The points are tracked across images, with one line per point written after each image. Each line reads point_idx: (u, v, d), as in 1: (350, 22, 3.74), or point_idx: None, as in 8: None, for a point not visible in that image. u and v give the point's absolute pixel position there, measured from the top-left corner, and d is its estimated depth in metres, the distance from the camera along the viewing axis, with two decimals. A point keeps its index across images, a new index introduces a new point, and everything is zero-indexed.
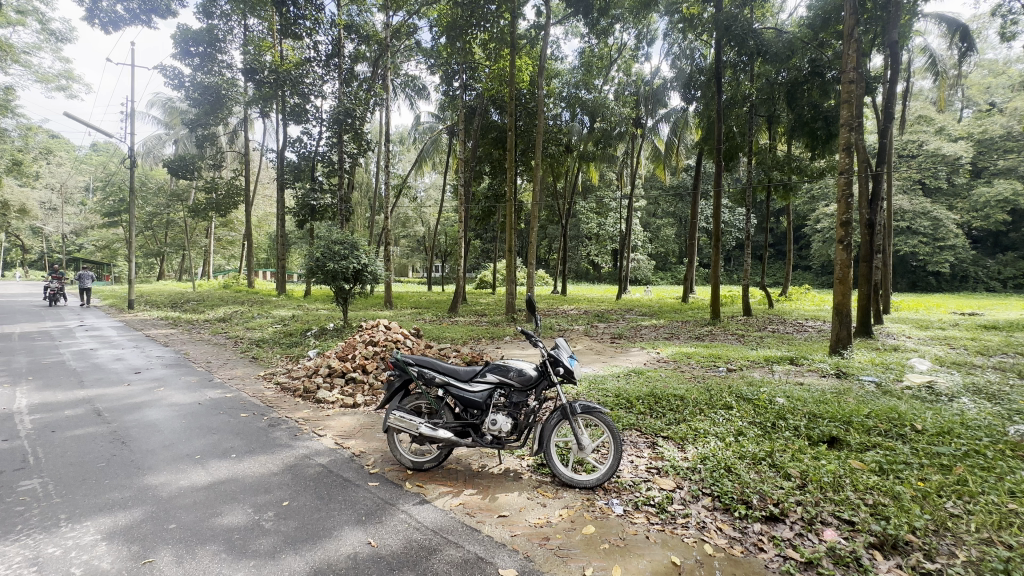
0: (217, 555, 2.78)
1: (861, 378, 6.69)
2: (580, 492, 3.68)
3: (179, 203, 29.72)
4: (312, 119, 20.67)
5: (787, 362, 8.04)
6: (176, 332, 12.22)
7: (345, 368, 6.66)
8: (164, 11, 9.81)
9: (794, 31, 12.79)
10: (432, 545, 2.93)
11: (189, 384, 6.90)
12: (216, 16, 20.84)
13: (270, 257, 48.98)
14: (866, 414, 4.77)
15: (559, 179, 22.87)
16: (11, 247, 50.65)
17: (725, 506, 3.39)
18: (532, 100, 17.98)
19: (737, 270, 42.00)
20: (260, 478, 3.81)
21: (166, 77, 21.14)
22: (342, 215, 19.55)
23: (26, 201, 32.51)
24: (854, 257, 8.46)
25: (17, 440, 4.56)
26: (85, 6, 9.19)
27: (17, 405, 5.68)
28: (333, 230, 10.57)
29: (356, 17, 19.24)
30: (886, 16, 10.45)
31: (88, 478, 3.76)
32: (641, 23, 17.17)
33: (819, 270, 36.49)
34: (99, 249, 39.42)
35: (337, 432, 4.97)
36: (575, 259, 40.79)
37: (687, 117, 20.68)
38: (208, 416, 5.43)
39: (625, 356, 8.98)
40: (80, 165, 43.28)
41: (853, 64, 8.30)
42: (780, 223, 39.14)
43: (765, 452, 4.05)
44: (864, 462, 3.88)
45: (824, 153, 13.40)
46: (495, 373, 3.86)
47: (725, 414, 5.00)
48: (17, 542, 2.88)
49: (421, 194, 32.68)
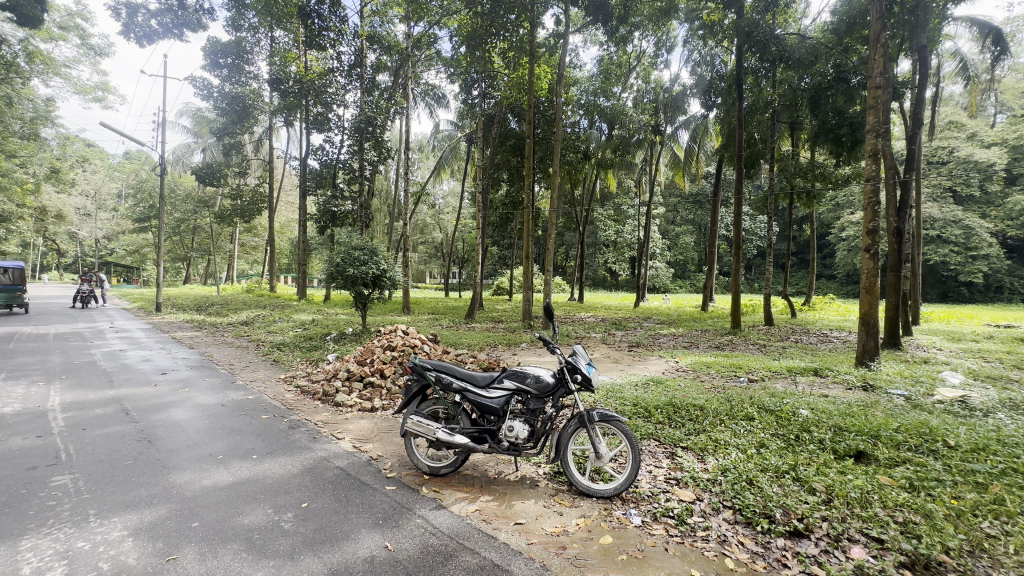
0: (238, 554, 2.82)
1: (889, 392, 6.45)
2: (597, 501, 3.64)
3: (206, 210, 30.69)
4: (335, 127, 21.10)
5: (811, 373, 7.79)
6: (201, 335, 12.54)
7: (363, 372, 6.76)
8: (196, 25, 10.18)
9: (818, 36, 12.49)
10: (448, 551, 2.93)
11: (213, 385, 7.08)
12: (244, 29, 21.42)
13: (292, 262, 50.04)
14: (895, 428, 4.62)
15: (577, 186, 22.83)
16: (47, 252, 53.03)
17: (747, 520, 3.31)
18: (550, 108, 18.14)
19: (759, 279, 41.33)
20: (280, 479, 3.87)
21: (196, 88, 21.81)
22: (362, 221, 19.82)
23: (63, 207, 34.04)
24: (881, 267, 8.14)
25: (49, 436, 4.74)
26: (122, 20, 9.60)
27: (50, 403, 5.90)
28: (353, 235, 10.72)
29: (378, 28, 19.69)
30: (915, 20, 10.20)
31: (117, 475, 3.88)
32: (661, 31, 17.24)
33: (844, 279, 35.55)
34: (131, 254, 40.96)
35: (355, 436, 5.01)
36: (592, 267, 40.62)
37: (707, 124, 20.57)
38: (231, 417, 5.54)
39: (643, 365, 8.87)
40: (112, 173, 45.06)
41: (879, 69, 8.06)
42: (804, 231, 38.49)
43: (788, 465, 3.95)
44: (892, 478, 3.75)
45: (850, 160, 13.19)
46: (513, 380, 3.86)
47: (747, 425, 4.89)
48: (50, 535, 2.98)
49: (439, 201, 33.26)
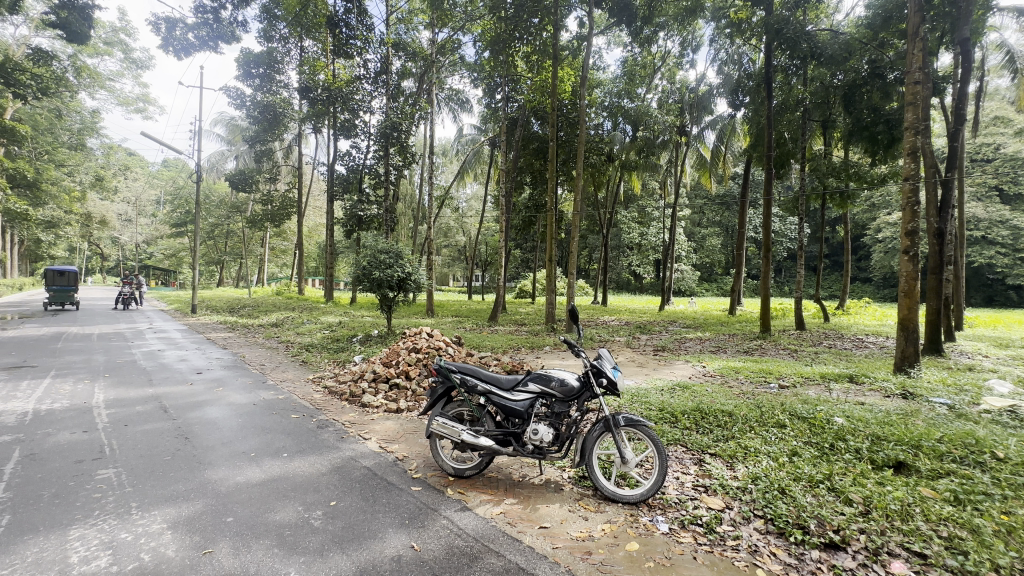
0: (270, 549, 2.90)
1: (931, 400, 6.16)
2: (623, 507, 3.59)
3: (239, 215, 31.82)
4: (361, 133, 21.55)
5: (846, 380, 7.52)
6: (234, 336, 12.96)
7: (389, 373, 6.86)
8: (230, 37, 10.55)
9: (852, 32, 12.10)
10: (473, 552, 2.94)
11: (245, 384, 7.30)
12: (275, 39, 22.10)
13: (320, 265, 51.27)
14: (937, 438, 4.41)
15: (601, 189, 22.70)
16: (92, 256, 55.87)
17: (779, 530, 3.22)
18: (573, 111, 18.10)
19: (789, 282, 40.16)
20: (310, 478, 3.96)
21: (229, 98, 22.63)
22: (387, 225, 20.22)
23: (106, 213, 35.76)
24: (921, 269, 7.80)
25: (94, 432, 4.96)
26: (161, 35, 10.07)
27: (95, 399, 6.19)
28: (379, 239, 10.92)
29: (404, 35, 20.04)
30: (956, 12, 9.75)
31: (157, 470, 4.04)
32: (686, 30, 16.96)
33: (881, 283, 34.18)
34: (169, 257, 42.73)
35: (382, 436, 5.09)
36: (615, 270, 40.22)
37: (735, 124, 20.15)
38: (262, 416, 5.70)
39: (668, 369, 8.73)
40: (152, 180, 47.08)
41: (918, 64, 7.73)
42: (837, 233, 37.23)
43: (822, 474, 3.82)
44: (936, 490, 3.57)
45: (886, 159, 12.57)
46: (537, 383, 3.84)
47: (778, 433, 4.75)
48: (95, 526, 3.12)
49: (462, 205, 33.58)
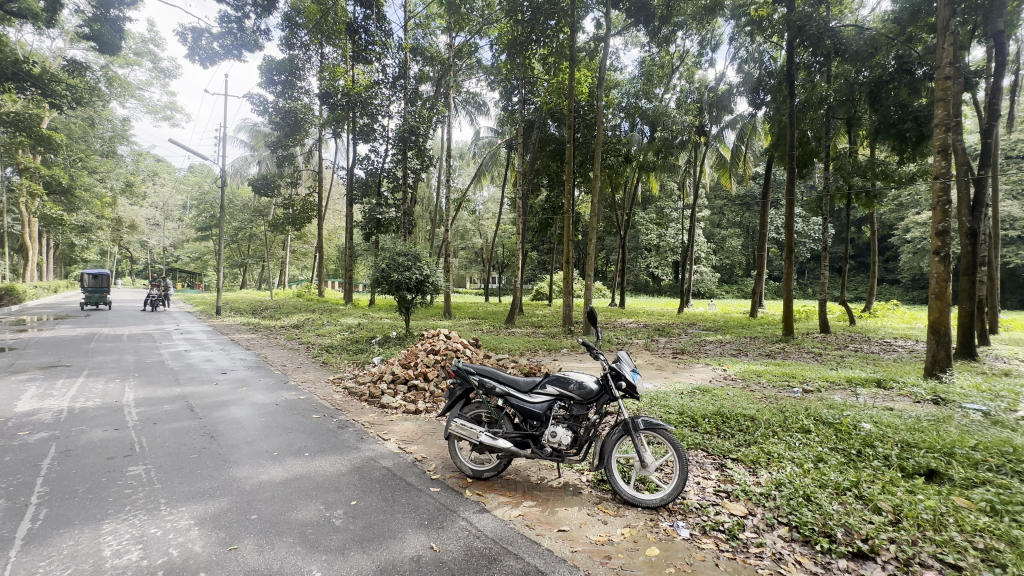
0: (293, 547, 2.95)
1: (964, 406, 5.93)
2: (643, 511, 3.56)
3: (262, 219, 32.55)
4: (379, 137, 21.82)
5: (874, 385, 7.29)
6: (256, 337, 13.24)
7: (407, 375, 6.91)
8: (253, 45, 10.81)
9: (878, 27, 11.78)
10: (492, 554, 2.95)
11: (267, 385, 7.44)
12: (296, 46, 22.56)
13: (339, 267, 52.07)
14: (972, 446, 4.25)
15: (618, 189, 22.54)
16: (122, 259, 57.80)
17: (804, 538, 3.14)
18: (591, 112, 18.03)
19: (813, 284, 39.20)
20: (331, 477, 4.02)
21: (253, 104, 23.17)
22: (405, 227, 20.42)
23: (136, 218, 36.92)
24: (953, 270, 7.53)
25: (124, 430, 5.12)
26: (188, 45, 10.39)
27: (124, 398, 6.39)
28: (397, 242, 11.05)
29: (421, 40, 20.24)
30: (988, 4, 9.31)
31: (184, 467, 4.15)
32: (705, 29, 16.74)
33: (909, 284, 33.15)
34: (194, 260, 43.87)
35: (400, 437, 5.13)
36: (633, 271, 39.87)
37: (756, 122, 19.81)
38: (284, 416, 5.81)
39: (688, 373, 8.61)
40: (179, 186, 48.45)
41: (948, 59, 7.49)
42: (863, 233, 36.22)
43: (849, 481, 3.71)
44: (970, 500, 3.44)
45: (915, 157, 12.07)
46: (556, 385, 3.83)
47: (802, 438, 4.64)
48: (126, 521, 3.22)
49: (479, 207, 33.74)
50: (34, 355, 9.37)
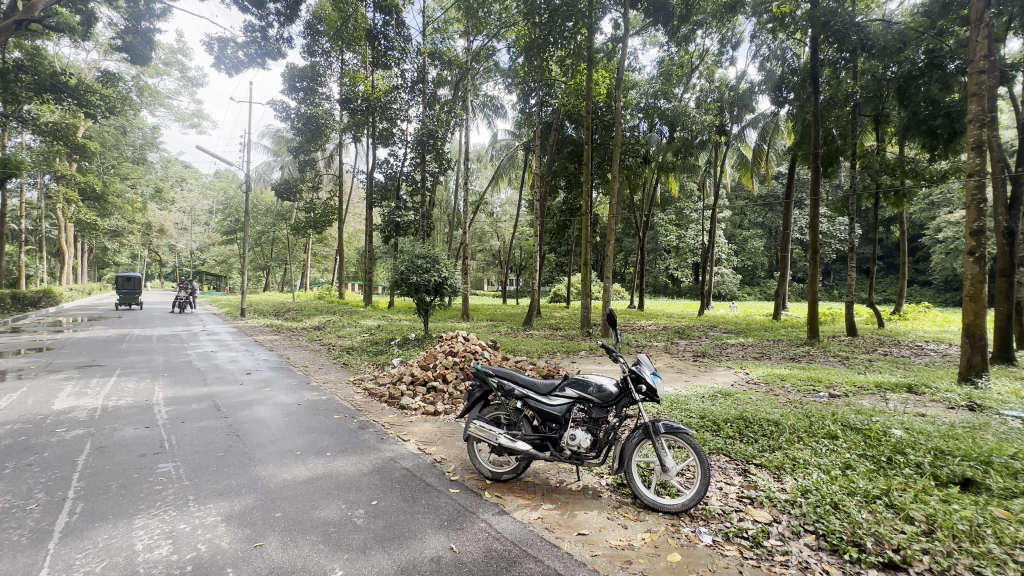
0: (316, 545, 3.01)
1: (1002, 413, 5.69)
2: (664, 516, 3.51)
3: (284, 222, 33.27)
4: (398, 141, 22.10)
5: (904, 390, 7.05)
6: (279, 338, 13.52)
7: (426, 376, 6.97)
8: (276, 53, 11.07)
9: (906, 21, 11.42)
10: (511, 556, 2.95)
11: (290, 385, 7.59)
12: (318, 53, 23.03)
13: (359, 270, 52.85)
14: (1010, 454, 4.08)
15: (637, 190, 22.34)
16: (152, 262, 59.78)
17: (832, 547, 3.06)
18: (608, 113, 17.95)
19: (839, 285, 38.12)
20: (352, 477, 4.08)
21: (276, 111, 23.74)
22: (423, 230, 20.62)
23: (165, 222, 38.15)
24: (989, 271, 7.23)
25: (155, 428, 5.29)
26: (215, 54, 10.71)
27: (155, 397, 6.59)
28: (416, 244, 11.16)
29: (439, 45, 20.44)
30: None
31: (211, 465, 4.27)
32: (725, 27, 16.51)
33: (942, 285, 31.96)
34: (220, 263, 45.05)
35: (419, 438, 5.18)
36: (652, 273, 39.44)
37: (779, 121, 19.43)
38: (307, 416, 5.92)
39: (709, 376, 8.47)
40: (206, 191, 49.86)
41: (982, 52, 7.22)
42: (892, 233, 35.10)
43: (879, 490, 3.60)
44: (1010, 511, 3.29)
45: (947, 154, 11.67)
46: (574, 388, 3.82)
47: (829, 444, 4.51)
48: (157, 516, 3.32)
49: (497, 210, 33.87)
50: (70, 355, 9.75)
